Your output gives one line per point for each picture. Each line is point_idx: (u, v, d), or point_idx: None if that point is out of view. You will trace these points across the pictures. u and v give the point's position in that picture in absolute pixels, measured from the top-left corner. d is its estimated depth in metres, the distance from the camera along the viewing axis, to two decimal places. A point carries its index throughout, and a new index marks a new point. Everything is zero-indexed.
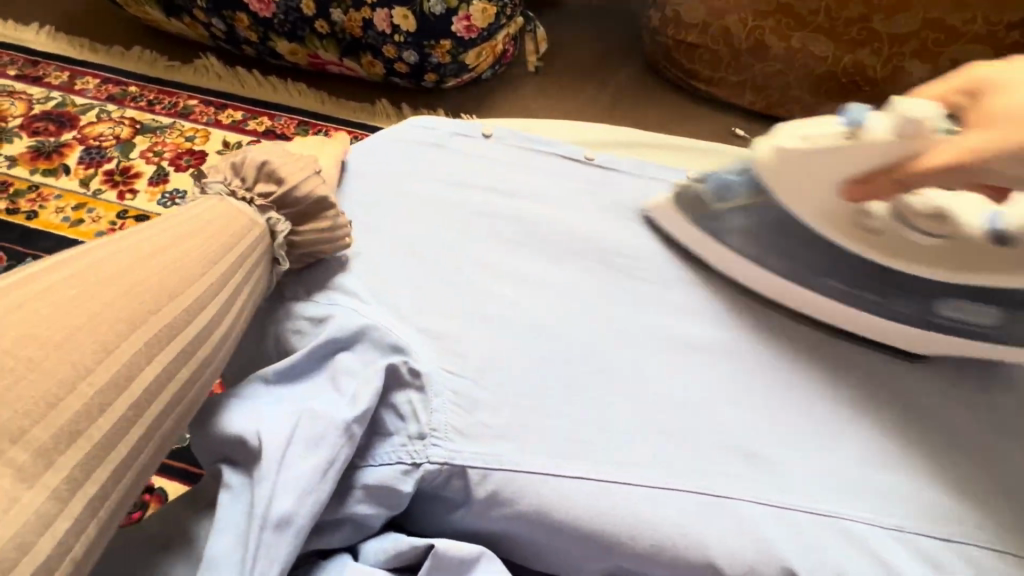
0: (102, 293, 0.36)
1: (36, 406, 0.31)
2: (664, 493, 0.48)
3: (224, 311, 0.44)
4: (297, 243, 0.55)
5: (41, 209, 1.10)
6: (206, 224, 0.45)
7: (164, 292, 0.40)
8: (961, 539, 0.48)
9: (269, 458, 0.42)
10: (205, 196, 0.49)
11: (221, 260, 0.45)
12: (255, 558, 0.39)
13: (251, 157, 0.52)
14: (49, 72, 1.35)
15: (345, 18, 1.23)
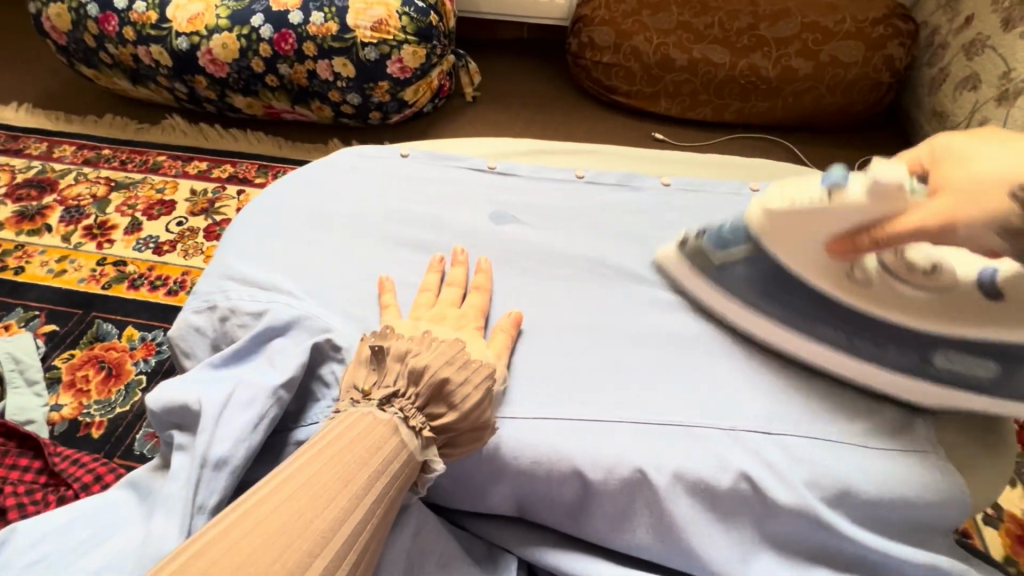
0: (298, 504, 0.39)
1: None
2: (541, 422, 0.59)
3: (384, 485, 0.44)
4: (444, 437, 0.50)
5: (27, 265, 1.21)
6: (345, 440, 0.45)
7: (330, 487, 0.41)
8: (781, 433, 0.59)
9: (209, 416, 0.54)
10: (379, 419, 0.47)
11: (356, 474, 0.43)
12: (198, 491, 0.51)
13: (433, 371, 0.49)
14: (29, 144, 1.49)
15: (292, 71, 1.38)
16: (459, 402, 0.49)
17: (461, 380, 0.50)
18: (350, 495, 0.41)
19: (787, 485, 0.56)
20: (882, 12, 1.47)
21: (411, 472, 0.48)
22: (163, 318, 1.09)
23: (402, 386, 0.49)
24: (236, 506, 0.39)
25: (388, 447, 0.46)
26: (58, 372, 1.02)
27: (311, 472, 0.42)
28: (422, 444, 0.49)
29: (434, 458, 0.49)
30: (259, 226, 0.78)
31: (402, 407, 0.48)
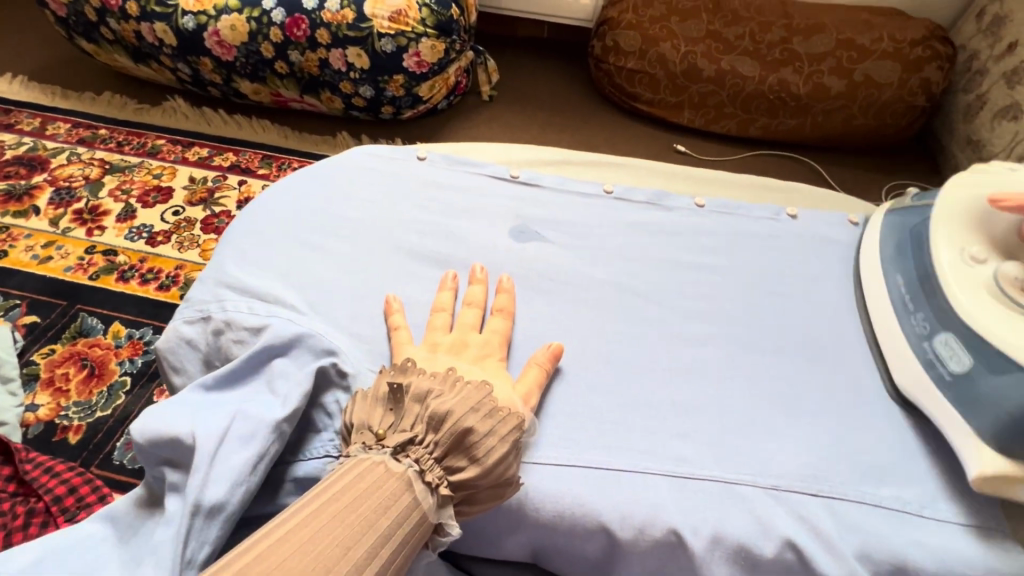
0: (289, 574, 0.33)
1: None
2: (567, 470, 0.53)
3: (391, 553, 0.38)
4: (462, 493, 0.45)
5: (11, 249, 1.14)
6: (351, 496, 0.39)
7: (330, 552, 0.35)
8: (832, 495, 0.53)
9: (203, 453, 0.48)
10: (393, 471, 0.42)
11: (360, 540, 0.36)
12: (188, 541, 0.45)
13: (455, 417, 0.45)
14: (22, 119, 1.42)
15: (303, 58, 1.31)
16: (482, 456, 0.45)
17: (486, 432, 0.46)
18: (350, 565, 0.35)
19: (839, 558, 0.50)
20: (921, 33, 1.42)
21: (422, 528, 0.42)
22: (152, 315, 1.03)
23: (420, 432, 0.44)
24: (212, 573, 0.32)
25: (398, 504, 0.40)
26: (36, 368, 0.95)
27: (308, 535, 0.35)
28: (439, 502, 0.44)
29: (450, 519, 0.44)
30: (261, 228, 0.72)
31: (418, 458, 0.44)
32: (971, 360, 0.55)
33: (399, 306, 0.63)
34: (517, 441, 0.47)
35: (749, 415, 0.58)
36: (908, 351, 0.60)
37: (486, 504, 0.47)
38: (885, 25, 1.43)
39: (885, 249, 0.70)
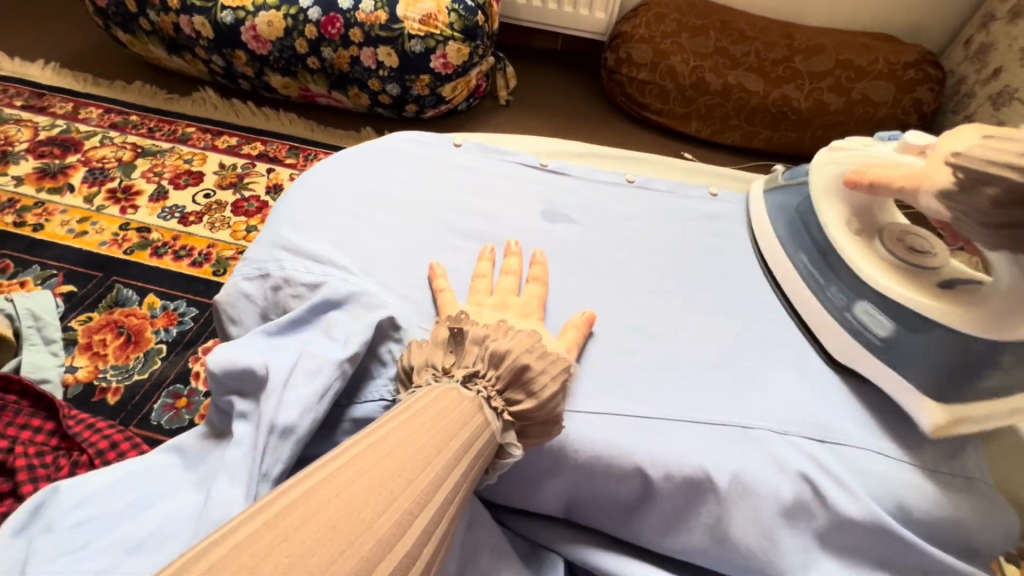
0: (398, 458, 0.38)
1: (389, 535, 0.33)
2: (603, 417, 0.58)
3: (468, 462, 0.44)
4: (523, 422, 0.51)
5: (47, 223, 1.17)
6: (434, 412, 0.45)
7: (428, 449, 0.40)
8: (841, 442, 0.58)
9: (276, 383, 0.52)
10: (464, 395, 0.48)
11: (447, 445, 0.42)
12: (262, 457, 0.49)
13: (510, 354, 0.50)
14: (55, 103, 1.46)
15: (335, 55, 1.38)
16: (537, 390, 0.50)
17: (541, 369, 0.51)
18: (442, 462, 0.41)
19: (852, 498, 0.55)
20: (913, 57, 1.52)
21: (486, 449, 0.47)
22: (186, 289, 1.07)
23: (483, 367, 0.50)
24: (331, 455, 0.38)
25: (470, 426, 0.46)
26: (74, 334, 0.98)
27: (407, 433, 0.41)
28: (502, 427, 0.49)
29: (511, 442, 0.50)
30: (312, 199, 0.77)
31: (484, 387, 0.49)
32: (891, 325, 0.61)
33: (443, 272, 0.68)
34: (564, 382, 0.53)
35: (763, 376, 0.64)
36: (831, 320, 0.65)
37: (546, 438, 0.54)
38: (881, 48, 1.54)
39: (780, 231, 0.75)
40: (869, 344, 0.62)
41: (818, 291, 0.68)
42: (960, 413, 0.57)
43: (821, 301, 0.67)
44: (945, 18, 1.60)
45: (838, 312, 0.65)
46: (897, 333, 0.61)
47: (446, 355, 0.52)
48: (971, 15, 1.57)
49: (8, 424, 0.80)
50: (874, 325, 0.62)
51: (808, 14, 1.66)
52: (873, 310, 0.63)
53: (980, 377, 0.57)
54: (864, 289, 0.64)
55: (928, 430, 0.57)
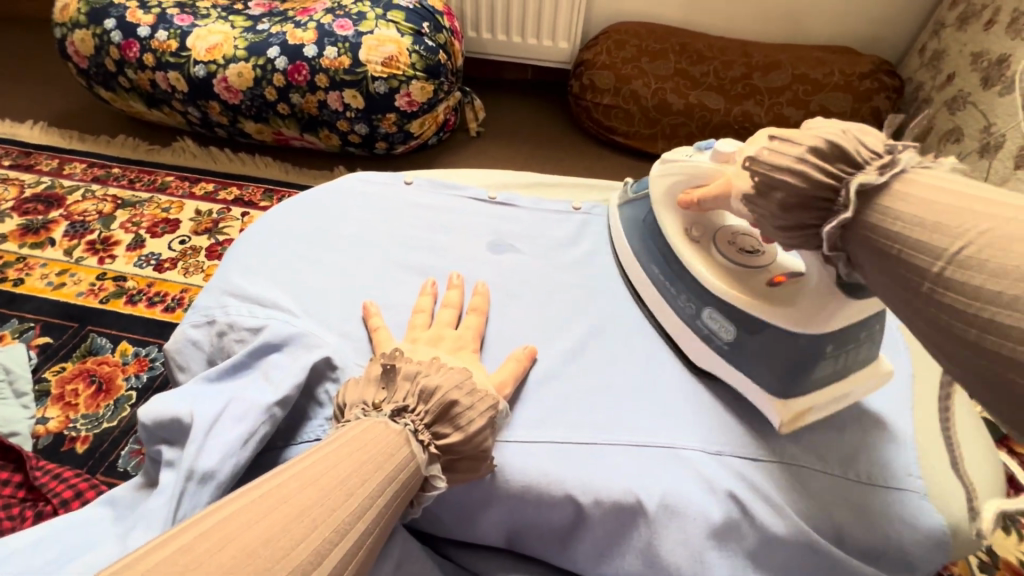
0: (322, 487, 0.39)
1: (303, 565, 0.35)
2: (535, 445, 0.59)
3: (395, 492, 0.45)
4: (452, 457, 0.52)
5: (28, 277, 1.21)
6: (362, 442, 0.46)
7: (354, 478, 0.42)
8: (772, 460, 0.59)
9: (201, 429, 0.54)
10: (391, 426, 0.49)
11: (374, 475, 0.43)
12: (180, 504, 0.51)
13: (439, 390, 0.52)
14: (41, 161, 1.52)
15: (303, 100, 1.43)
16: (465, 424, 0.52)
17: (468, 404, 0.53)
18: (368, 492, 0.42)
19: (779, 513, 0.55)
20: (869, 67, 1.55)
21: (413, 477, 0.48)
22: (158, 335, 1.10)
23: (412, 402, 0.51)
24: (256, 483, 0.39)
25: (397, 457, 0.46)
26: (47, 385, 1.01)
27: (333, 462, 0.42)
28: (428, 460, 0.50)
29: (436, 475, 0.51)
30: (262, 245, 0.79)
31: (413, 421, 0.50)
32: (734, 329, 0.64)
33: (376, 311, 0.70)
34: (493, 415, 0.54)
35: (699, 398, 0.64)
36: (685, 329, 0.68)
37: (478, 474, 0.55)
38: (837, 61, 1.57)
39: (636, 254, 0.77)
40: (717, 348, 0.64)
41: (672, 301, 0.71)
42: (805, 405, 0.59)
43: (675, 312, 0.70)
44: (899, 28, 1.63)
45: (689, 319, 0.68)
46: (740, 336, 0.63)
47: (379, 389, 0.53)
48: (924, 24, 1.61)
49: None
50: (720, 330, 0.65)
51: (764, 32, 1.70)
52: (716, 314, 0.66)
53: (814, 368, 0.59)
54: (706, 296, 0.67)
55: (777, 425, 0.59)
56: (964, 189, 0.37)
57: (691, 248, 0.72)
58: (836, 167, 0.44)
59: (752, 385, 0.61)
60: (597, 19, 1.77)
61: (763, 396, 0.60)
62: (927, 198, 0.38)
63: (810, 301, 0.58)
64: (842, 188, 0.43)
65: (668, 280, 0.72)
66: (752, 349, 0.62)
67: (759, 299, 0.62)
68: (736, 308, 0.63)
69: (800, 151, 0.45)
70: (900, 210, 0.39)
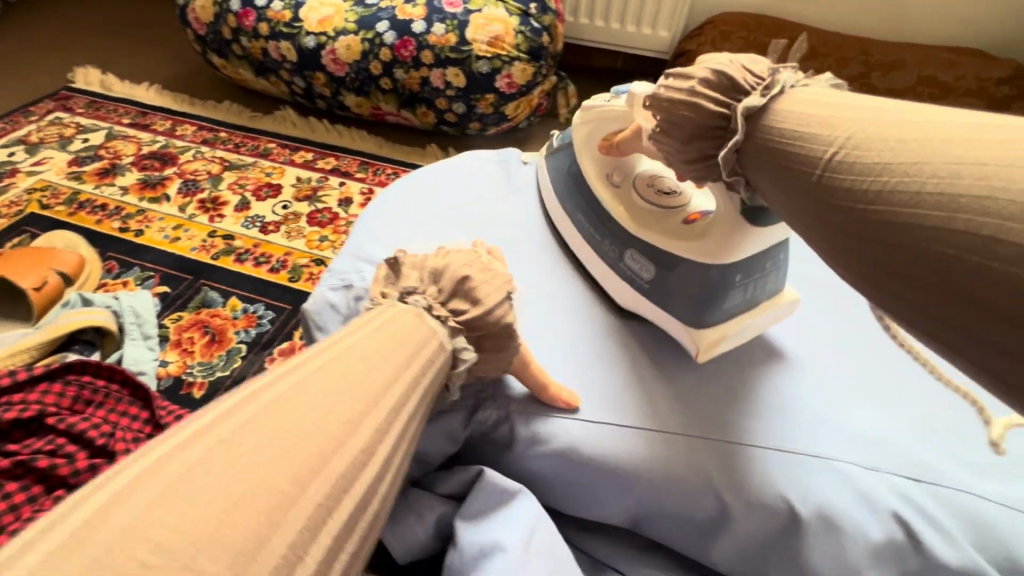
0: (352, 369, 0.38)
1: (333, 441, 0.33)
2: (678, 438, 0.58)
3: (429, 385, 0.43)
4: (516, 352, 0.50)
5: (147, 229, 1.29)
6: (392, 329, 0.44)
7: (384, 366, 0.40)
8: (939, 483, 0.55)
9: None
10: (403, 306, 0.47)
11: (407, 363, 0.41)
12: None
13: (452, 268, 0.51)
14: (156, 121, 1.61)
15: (406, 76, 1.45)
16: (482, 297, 0.50)
17: (483, 281, 0.51)
18: (399, 381, 0.40)
19: (949, 542, 0.53)
20: (1007, 73, 1.43)
21: (443, 371, 0.46)
22: (264, 293, 1.15)
23: (421, 282, 0.50)
24: (278, 367, 0.38)
25: (429, 351, 0.44)
26: (167, 330, 1.07)
27: (364, 346, 0.40)
28: (450, 333, 0.48)
29: (463, 347, 0.49)
30: (391, 215, 0.81)
31: (424, 298, 0.49)
32: (652, 267, 0.65)
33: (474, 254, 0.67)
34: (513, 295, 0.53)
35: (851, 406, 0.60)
36: (611, 273, 0.69)
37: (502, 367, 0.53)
38: (967, 65, 1.46)
39: None
40: (640, 288, 0.66)
41: (597, 243, 0.72)
42: (718, 334, 0.61)
43: (601, 259, 0.71)
44: None
45: (614, 263, 0.69)
46: (658, 274, 0.64)
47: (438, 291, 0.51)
48: None
49: (109, 411, 0.87)
50: (642, 270, 0.66)
51: (885, 30, 1.59)
52: (636, 255, 0.66)
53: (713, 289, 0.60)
54: (628, 240, 0.68)
55: (693, 355, 0.62)
56: (831, 104, 0.37)
57: (613, 198, 0.71)
58: (725, 95, 0.45)
59: (667, 315, 0.63)
60: (702, 9, 1.70)
61: (680, 327, 0.62)
62: (804, 111, 0.38)
63: (720, 231, 0.58)
64: (732, 115, 0.44)
65: (593, 225, 0.72)
66: (671, 284, 0.63)
67: (677, 237, 0.63)
68: (654, 245, 0.65)
69: (693, 83, 0.47)
70: (784, 122, 0.39)
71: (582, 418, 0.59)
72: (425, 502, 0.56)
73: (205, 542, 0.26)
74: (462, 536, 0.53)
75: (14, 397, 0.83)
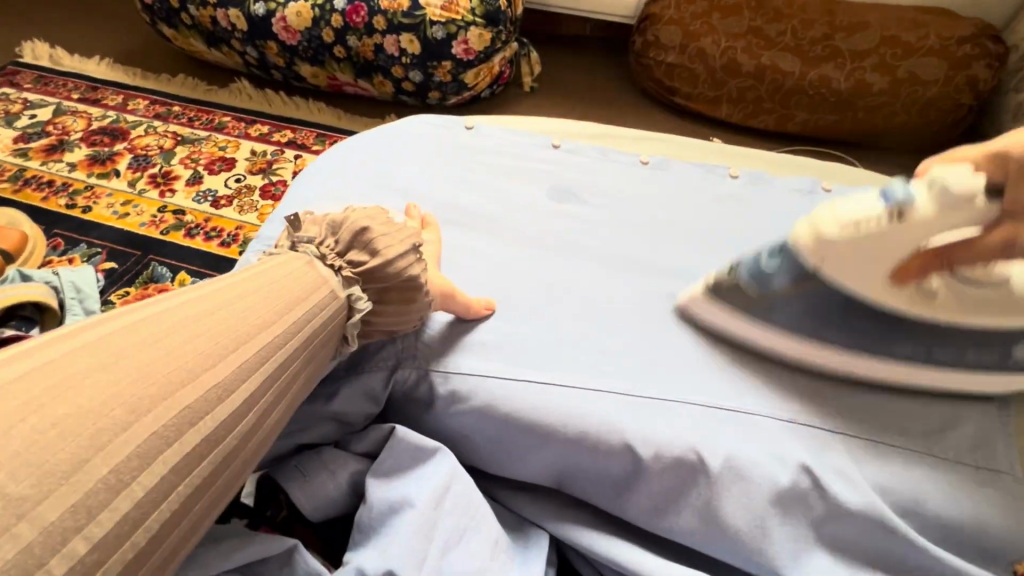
0: (229, 309, 0.40)
1: (193, 368, 0.36)
2: (596, 394, 0.58)
3: (315, 333, 0.46)
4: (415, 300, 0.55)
5: (95, 205, 1.26)
6: (282, 273, 0.47)
7: (266, 309, 0.43)
8: (846, 432, 0.57)
9: None
10: (295, 253, 0.50)
11: (291, 309, 0.44)
12: None
13: (352, 222, 0.53)
14: (107, 96, 1.56)
15: (360, 44, 1.41)
16: (381, 249, 0.52)
17: (384, 233, 0.53)
18: (280, 325, 0.43)
19: (853, 486, 0.53)
20: (969, 32, 1.42)
21: (334, 317, 0.49)
22: (214, 268, 1.14)
23: (321, 235, 0.52)
24: (154, 298, 0.40)
25: (315, 296, 0.47)
26: (113, 306, 1.06)
27: (248, 287, 0.43)
28: (345, 283, 0.51)
29: (358, 296, 0.51)
30: (321, 179, 0.79)
31: (321, 250, 0.51)
32: None
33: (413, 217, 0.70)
34: (416, 248, 0.54)
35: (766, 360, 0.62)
36: None
37: (415, 318, 0.57)
38: (930, 25, 1.44)
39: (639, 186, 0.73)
40: None
41: None
42: None
43: None
44: None
45: None
46: None
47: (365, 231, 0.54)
48: None
49: None
50: None
51: None
52: None
53: None
54: None
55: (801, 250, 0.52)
56: None
57: None
58: None
59: None
60: None
61: None
62: None
63: None
64: None
65: None
66: None
67: None
68: None
69: None
70: None
71: (503, 376, 0.59)
72: (334, 459, 0.55)
73: (24, 455, 0.27)
74: (371, 491, 0.52)
75: None
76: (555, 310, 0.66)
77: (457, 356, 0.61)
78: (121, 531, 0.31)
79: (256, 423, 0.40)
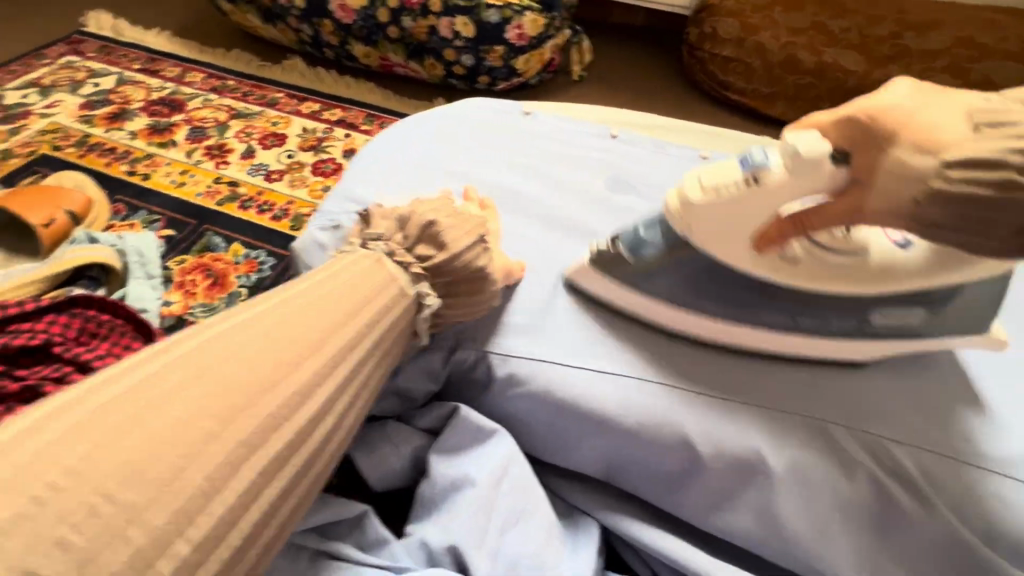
0: (305, 315, 0.42)
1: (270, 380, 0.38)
2: (655, 388, 0.58)
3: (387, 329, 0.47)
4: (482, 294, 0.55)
5: (154, 173, 1.30)
6: (352, 273, 0.47)
7: (338, 312, 0.44)
8: (919, 445, 0.54)
9: None
10: (364, 250, 0.51)
11: (360, 309, 0.45)
12: None
13: (418, 216, 0.53)
14: (166, 67, 1.60)
15: (414, 25, 1.43)
16: (448, 242, 0.52)
17: (450, 225, 0.53)
18: (351, 327, 0.44)
19: (925, 504, 0.52)
20: None
21: (404, 313, 0.50)
22: (266, 240, 1.16)
23: (388, 230, 0.52)
24: (241, 307, 0.43)
25: (384, 295, 0.48)
26: (171, 272, 1.10)
27: (319, 291, 0.44)
28: (412, 278, 0.51)
29: (426, 291, 0.51)
30: (382, 159, 0.80)
31: (388, 243, 0.52)
32: None
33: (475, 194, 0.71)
34: (483, 240, 0.55)
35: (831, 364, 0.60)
36: None
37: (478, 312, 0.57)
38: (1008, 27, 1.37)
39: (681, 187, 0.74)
40: None
41: None
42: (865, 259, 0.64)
43: None
44: None
45: None
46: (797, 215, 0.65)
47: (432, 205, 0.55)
48: None
49: (114, 344, 0.90)
50: None
51: None
52: None
53: None
54: None
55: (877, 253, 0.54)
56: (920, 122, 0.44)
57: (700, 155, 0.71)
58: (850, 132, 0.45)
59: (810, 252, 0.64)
60: None
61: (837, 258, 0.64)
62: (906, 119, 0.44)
63: None
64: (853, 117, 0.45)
65: None
66: None
67: None
68: None
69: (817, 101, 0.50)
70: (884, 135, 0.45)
71: (562, 362, 0.59)
72: (398, 432, 0.58)
73: (126, 474, 0.31)
74: (434, 467, 0.54)
75: (21, 325, 0.86)
76: (614, 299, 0.65)
77: (513, 338, 0.61)
78: (214, 533, 0.34)
79: (334, 423, 0.43)
